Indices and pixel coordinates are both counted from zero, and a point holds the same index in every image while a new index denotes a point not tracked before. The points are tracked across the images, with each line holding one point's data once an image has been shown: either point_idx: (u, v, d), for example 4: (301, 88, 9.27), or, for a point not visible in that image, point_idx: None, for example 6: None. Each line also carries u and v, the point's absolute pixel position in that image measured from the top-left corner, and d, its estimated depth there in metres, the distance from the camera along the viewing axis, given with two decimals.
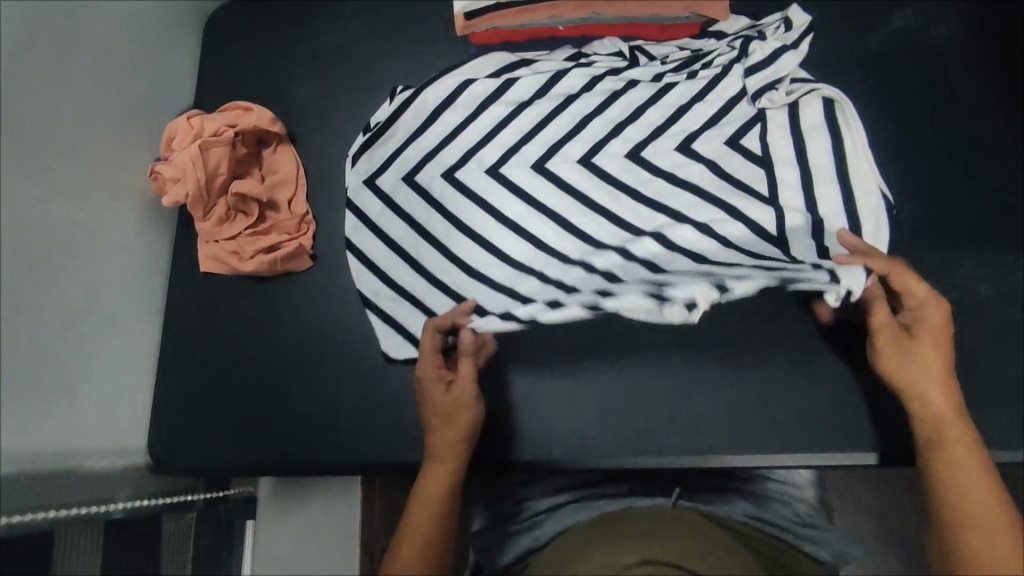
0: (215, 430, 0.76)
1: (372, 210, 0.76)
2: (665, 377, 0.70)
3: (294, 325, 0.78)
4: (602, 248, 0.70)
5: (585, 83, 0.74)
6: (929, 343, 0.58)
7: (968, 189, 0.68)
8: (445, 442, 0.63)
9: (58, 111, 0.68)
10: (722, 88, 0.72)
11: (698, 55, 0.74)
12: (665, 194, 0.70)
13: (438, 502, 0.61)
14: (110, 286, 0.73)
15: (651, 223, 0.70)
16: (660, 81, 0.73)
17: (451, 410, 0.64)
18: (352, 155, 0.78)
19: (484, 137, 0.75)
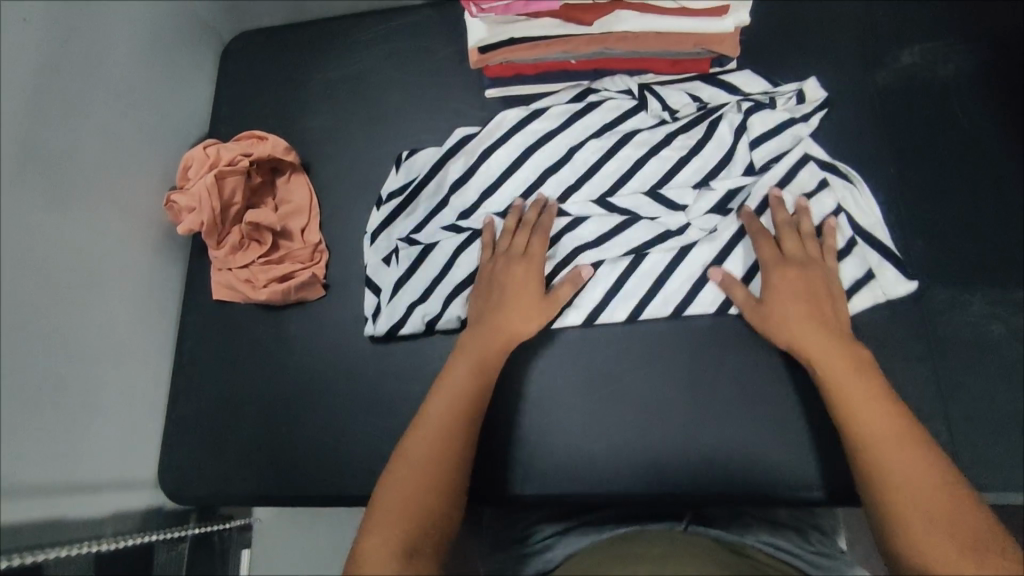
0: (220, 461, 0.76)
1: (387, 294, 0.76)
2: (683, 414, 0.67)
3: (305, 353, 0.78)
4: (604, 301, 0.71)
5: (599, 148, 0.74)
6: (790, 294, 0.63)
7: (977, 224, 0.69)
8: (466, 362, 0.64)
9: (74, 145, 0.69)
10: (736, 161, 0.72)
11: (708, 111, 0.74)
12: (668, 268, 0.70)
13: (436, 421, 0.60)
14: (118, 315, 0.73)
15: (661, 301, 0.70)
16: (670, 140, 0.74)
17: (503, 321, 0.66)
18: (373, 231, 0.79)
19: (499, 209, 0.75)
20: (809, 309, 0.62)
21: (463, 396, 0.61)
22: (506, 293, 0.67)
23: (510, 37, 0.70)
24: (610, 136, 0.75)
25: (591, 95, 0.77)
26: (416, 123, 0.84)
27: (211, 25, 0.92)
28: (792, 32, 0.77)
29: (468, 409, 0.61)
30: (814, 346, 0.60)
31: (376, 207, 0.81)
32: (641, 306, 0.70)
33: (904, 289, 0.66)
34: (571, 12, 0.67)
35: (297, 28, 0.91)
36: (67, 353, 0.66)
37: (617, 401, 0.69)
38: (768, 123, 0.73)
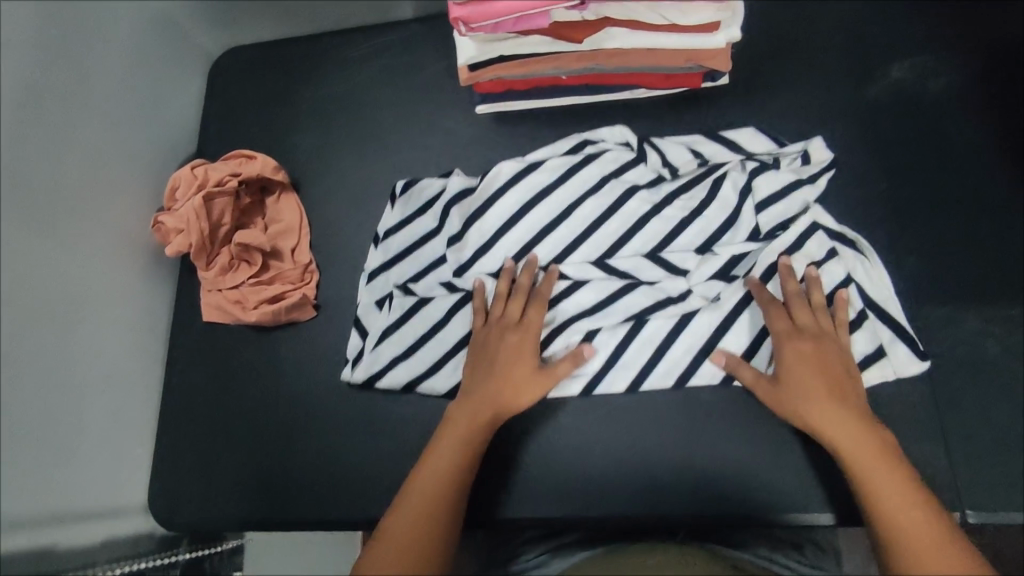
0: (211, 487, 0.76)
1: (372, 341, 0.75)
2: (674, 432, 0.68)
3: (297, 376, 0.77)
4: (602, 372, 0.70)
5: (599, 207, 0.73)
6: (797, 367, 0.61)
7: (970, 240, 0.68)
8: (454, 437, 0.63)
9: (59, 169, 0.68)
10: (740, 224, 0.71)
11: (709, 168, 0.73)
12: (668, 338, 0.69)
13: (422, 502, 0.59)
14: (106, 339, 0.72)
15: (662, 371, 0.69)
16: (668, 200, 0.73)
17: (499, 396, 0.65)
18: (369, 272, 0.78)
19: (496, 268, 0.74)
20: (820, 384, 0.60)
21: (450, 468, 0.61)
22: (500, 364, 0.66)
23: (499, 55, 0.70)
24: (607, 194, 0.74)
25: (589, 148, 0.76)
26: (406, 141, 0.83)
27: (197, 42, 0.91)
28: (783, 48, 0.77)
29: (458, 489, 0.60)
30: (822, 424, 0.58)
31: (372, 247, 0.80)
32: (640, 377, 0.69)
33: (915, 368, 0.64)
34: (561, 30, 0.66)
35: (285, 45, 0.90)
36: (52, 382, 0.65)
37: (608, 426, 0.69)
38: (774, 185, 0.71)
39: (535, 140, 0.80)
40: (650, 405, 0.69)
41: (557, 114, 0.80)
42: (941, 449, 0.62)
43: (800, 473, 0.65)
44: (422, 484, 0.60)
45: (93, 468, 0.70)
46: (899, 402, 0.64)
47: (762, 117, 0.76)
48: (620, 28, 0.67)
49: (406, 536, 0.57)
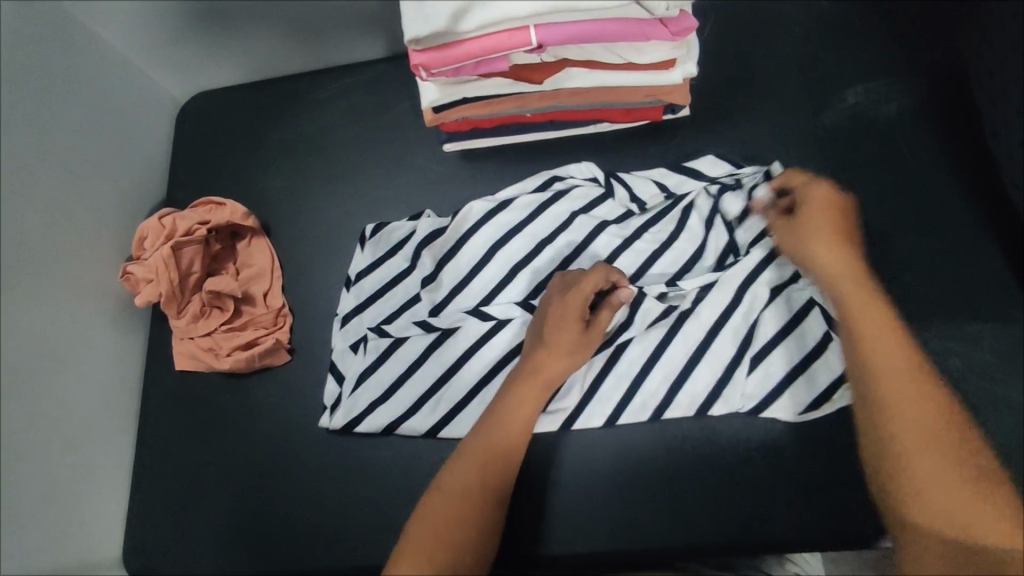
0: (188, 538, 0.75)
1: (349, 387, 0.75)
2: (648, 463, 0.69)
3: (273, 422, 0.77)
4: (579, 406, 0.70)
5: (570, 243, 0.75)
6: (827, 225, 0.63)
7: (931, 260, 0.70)
8: (481, 443, 0.61)
9: (27, 224, 0.68)
10: (709, 255, 0.73)
11: (676, 203, 0.75)
12: (643, 370, 0.70)
13: (444, 512, 0.57)
14: (78, 393, 0.72)
15: (639, 405, 0.70)
16: (637, 233, 0.74)
17: (542, 378, 0.65)
18: (342, 316, 0.78)
19: (471, 306, 0.75)
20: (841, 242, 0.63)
21: (495, 438, 0.61)
22: (546, 334, 0.65)
23: (463, 96, 0.70)
24: (580, 229, 0.75)
25: (558, 184, 0.78)
26: (377, 181, 0.84)
27: (164, 88, 0.91)
28: (740, 78, 0.79)
29: (498, 476, 0.59)
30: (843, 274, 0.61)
31: (344, 290, 0.80)
32: (617, 411, 0.70)
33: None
34: (521, 72, 0.67)
35: (251, 89, 0.91)
36: (18, 440, 0.64)
37: (583, 463, 0.70)
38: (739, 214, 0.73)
39: (502, 176, 0.81)
40: (629, 437, 0.70)
41: (523, 150, 0.82)
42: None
43: (776, 497, 0.66)
44: (440, 495, 0.58)
45: (61, 527, 0.68)
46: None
47: (723, 146, 0.77)
48: (579, 69, 0.68)
49: (445, 508, 0.57)
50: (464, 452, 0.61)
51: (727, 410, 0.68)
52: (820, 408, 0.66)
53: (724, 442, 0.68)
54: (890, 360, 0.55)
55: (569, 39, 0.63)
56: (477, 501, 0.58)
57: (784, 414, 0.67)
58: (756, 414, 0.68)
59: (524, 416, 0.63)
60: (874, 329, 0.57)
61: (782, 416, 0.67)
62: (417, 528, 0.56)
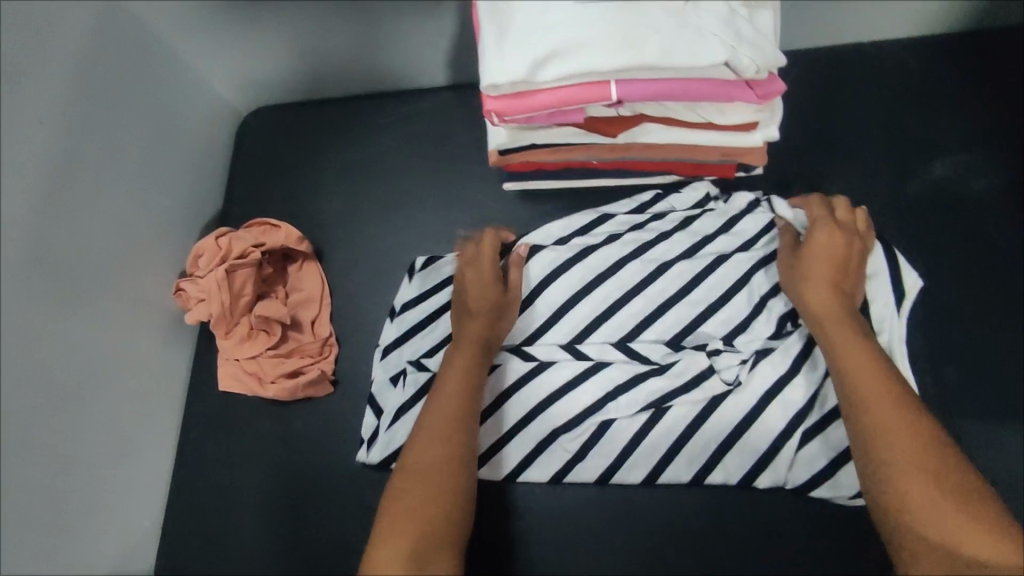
0: (224, 559, 0.75)
1: (387, 420, 0.73)
2: (693, 535, 0.68)
3: (313, 453, 0.76)
4: (620, 457, 0.69)
5: (621, 288, 0.72)
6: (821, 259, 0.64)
7: (1008, 354, 0.68)
8: (431, 434, 0.61)
9: (90, 242, 0.69)
10: (765, 319, 0.70)
11: (725, 255, 0.72)
12: (689, 430, 0.68)
13: (413, 497, 0.57)
14: (125, 410, 0.72)
15: (681, 465, 0.68)
16: (688, 280, 0.72)
17: (467, 337, 0.67)
18: (384, 346, 0.77)
19: (513, 343, 0.72)
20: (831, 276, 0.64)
21: (449, 401, 0.63)
22: (462, 298, 0.70)
23: (531, 143, 0.68)
24: (631, 274, 0.72)
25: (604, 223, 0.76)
26: (434, 214, 0.83)
27: (226, 100, 0.91)
28: (820, 138, 0.76)
29: (457, 438, 0.61)
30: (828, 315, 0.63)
31: (387, 320, 0.79)
32: (658, 468, 0.69)
33: None
34: (595, 123, 0.65)
35: (314, 107, 0.90)
36: (62, 463, 0.64)
37: (626, 528, 0.69)
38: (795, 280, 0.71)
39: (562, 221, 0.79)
40: (667, 493, 0.69)
41: (585, 195, 0.80)
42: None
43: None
44: (406, 482, 0.58)
45: (101, 544, 0.69)
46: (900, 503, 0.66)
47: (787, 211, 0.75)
48: (655, 124, 0.66)
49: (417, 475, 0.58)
50: (418, 443, 0.60)
51: (772, 483, 0.68)
52: None
53: (758, 517, 0.68)
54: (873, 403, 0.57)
55: (650, 97, 0.60)
56: (443, 480, 0.58)
57: (831, 496, 0.66)
58: (803, 490, 0.67)
59: (467, 394, 0.64)
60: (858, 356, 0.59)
61: (829, 495, 0.67)
62: (391, 515, 0.56)
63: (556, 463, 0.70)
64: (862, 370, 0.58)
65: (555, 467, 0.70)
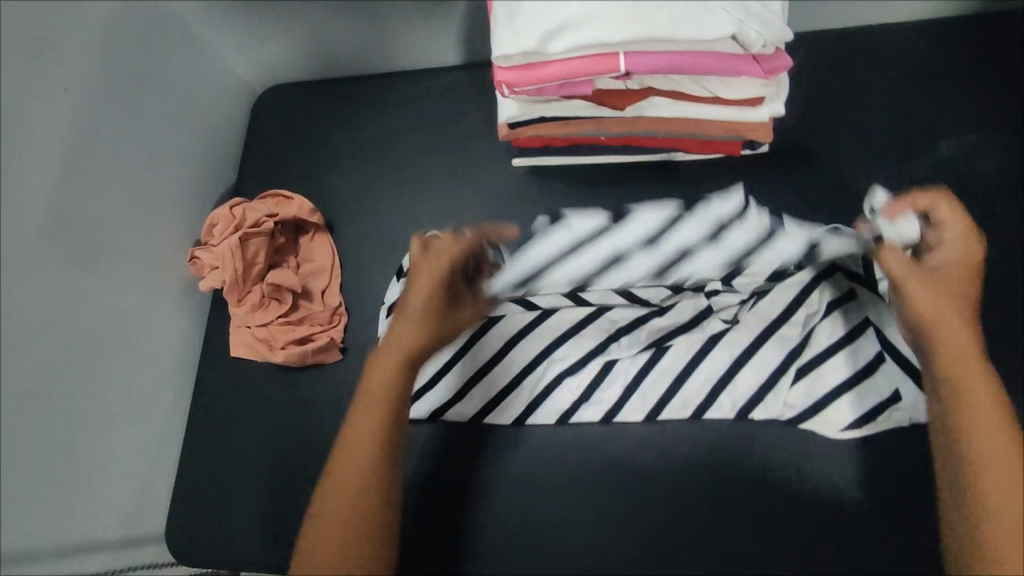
0: (230, 522, 0.77)
1: None
2: (687, 510, 0.66)
3: (320, 419, 0.78)
4: (623, 397, 0.71)
5: (620, 240, 0.77)
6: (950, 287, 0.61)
7: (1012, 331, 0.68)
8: (363, 439, 0.58)
9: (110, 208, 0.71)
10: (761, 265, 0.74)
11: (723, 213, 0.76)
12: (688, 366, 0.71)
13: (339, 512, 0.56)
14: (138, 373, 0.74)
15: (680, 403, 0.69)
16: (686, 233, 0.76)
17: (412, 328, 0.62)
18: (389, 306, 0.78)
19: (518, 299, 0.76)
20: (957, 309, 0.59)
21: (383, 414, 0.59)
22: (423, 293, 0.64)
23: (541, 115, 0.70)
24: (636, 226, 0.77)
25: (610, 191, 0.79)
26: (442, 188, 0.84)
27: (242, 77, 0.93)
28: (827, 117, 0.77)
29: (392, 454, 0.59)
30: (948, 334, 0.58)
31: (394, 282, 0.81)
32: (659, 405, 0.70)
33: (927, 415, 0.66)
34: (603, 97, 0.66)
35: (327, 84, 0.92)
36: (78, 419, 0.66)
37: (620, 501, 0.67)
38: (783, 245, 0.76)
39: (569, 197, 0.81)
40: (665, 433, 0.69)
41: (592, 172, 0.81)
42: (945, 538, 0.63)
43: (811, 555, 0.63)
44: (335, 497, 0.57)
45: (114, 502, 0.71)
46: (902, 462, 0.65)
47: (786, 199, 0.76)
48: (663, 98, 0.67)
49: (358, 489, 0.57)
50: (350, 447, 0.58)
51: (767, 417, 0.68)
52: (860, 427, 0.66)
53: (764, 490, 0.66)
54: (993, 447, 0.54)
55: (659, 69, 0.61)
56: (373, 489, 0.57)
57: (821, 429, 0.67)
58: (795, 425, 0.68)
59: (401, 393, 0.60)
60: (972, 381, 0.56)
61: (825, 432, 0.67)
62: (320, 530, 0.56)
63: (564, 406, 0.71)
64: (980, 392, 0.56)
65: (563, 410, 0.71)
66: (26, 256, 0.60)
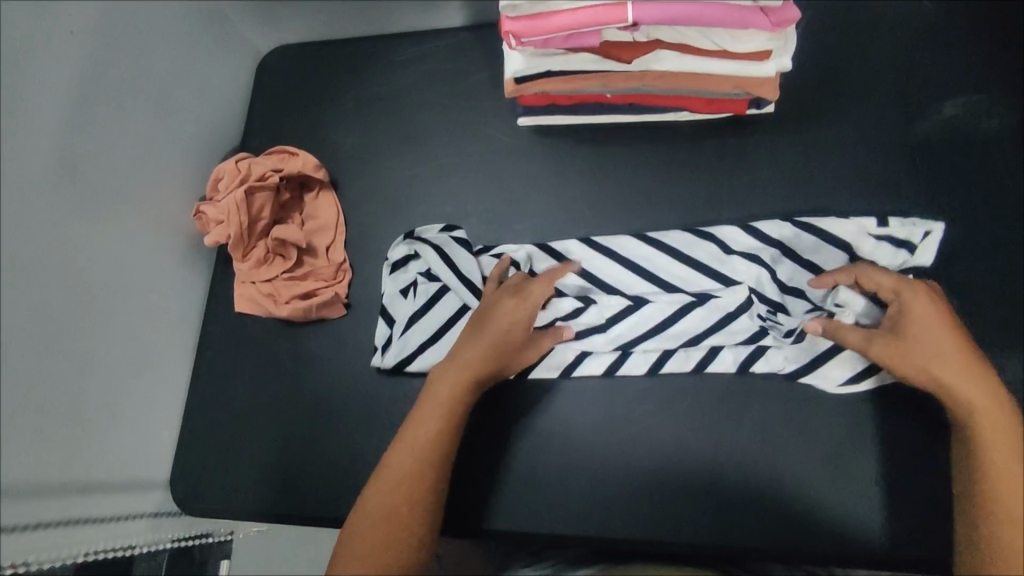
0: (237, 473, 0.77)
1: (399, 329, 0.76)
2: (691, 458, 0.68)
3: (325, 373, 0.78)
4: (623, 352, 0.72)
5: (620, 198, 0.78)
6: (928, 328, 0.60)
7: (1015, 288, 0.69)
8: (402, 456, 0.61)
9: (117, 158, 0.71)
10: (753, 231, 0.72)
11: (723, 169, 0.77)
12: (687, 323, 0.71)
13: (382, 526, 0.58)
14: (146, 324, 0.74)
15: (679, 358, 0.70)
16: (684, 193, 0.77)
17: (471, 364, 0.65)
18: (393, 262, 0.79)
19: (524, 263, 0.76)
20: (949, 345, 0.59)
21: (423, 447, 0.61)
22: (496, 326, 0.67)
23: (548, 69, 0.70)
24: (638, 186, 0.78)
25: (618, 152, 0.80)
26: (447, 147, 0.84)
27: (247, 37, 0.93)
28: (832, 79, 0.77)
29: (423, 485, 0.60)
30: (946, 373, 0.59)
31: (399, 240, 0.81)
32: (659, 361, 0.71)
33: None
34: (610, 49, 0.66)
35: (332, 44, 0.92)
36: (88, 365, 0.66)
37: (630, 448, 0.69)
38: (792, 209, 0.74)
39: (574, 156, 0.81)
40: (664, 387, 0.70)
41: (597, 132, 0.81)
42: (944, 485, 0.65)
43: (809, 503, 0.66)
44: (374, 510, 0.59)
45: (123, 451, 0.71)
46: (898, 414, 0.67)
47: (792, 158, 0.76)
48: (671, 52, 0.67)
49: (389, 510, 0.59)
50: (387, 470, 0.61)
51: (767, 370, 0.69)
52: (861, 380, 0.67)
53: (770, 442, 0.68)
54: (1001, 456, 0.56)
55: (667, 19, 0.61)
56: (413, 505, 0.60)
57: (819, 383, 0.68)
58: (794, 379, 0.68)
59: (453, 422, 0.63)
60: (983, 407, 0.57)
61: (822, 385, 0.68)
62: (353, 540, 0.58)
63: (567, 361, 0.72)
64: (991, 424, 0.57)
65: (566, 365, 0.72)
66: (33, 198, 0.61)
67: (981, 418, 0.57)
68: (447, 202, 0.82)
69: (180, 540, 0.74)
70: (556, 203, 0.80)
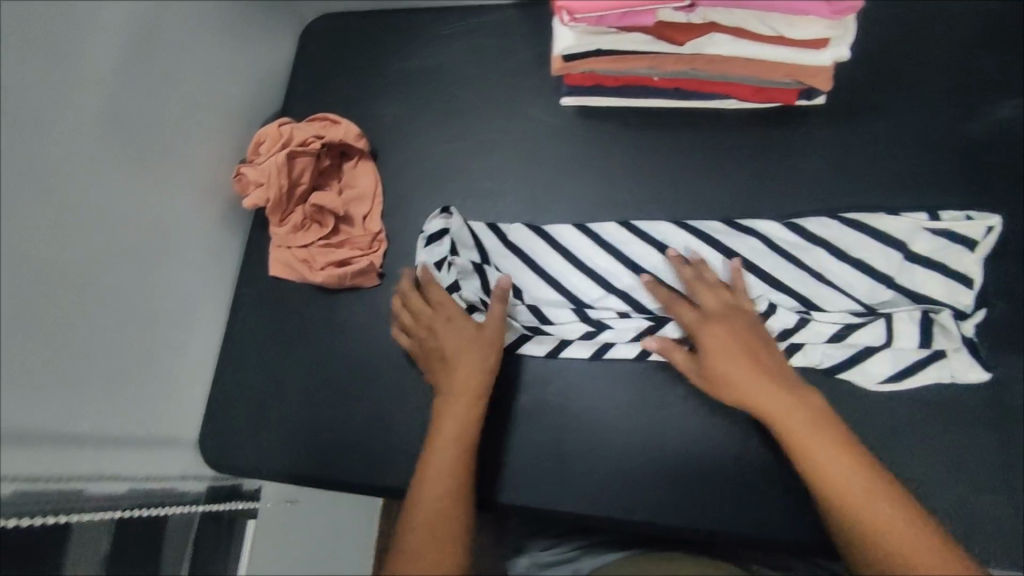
0: (265, 433, 0.78)
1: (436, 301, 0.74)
2: (721, 446, 0.68)
3: (356, 340, 0.79)
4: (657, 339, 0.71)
5: (661, 184, 0.78)
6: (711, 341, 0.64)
7: None
8: (433, 475, 0.62)
9: (164, 115, 0.71)
10: (795, 228, 0.72)
11: (767, 160, 0.76)
12: None
13: (431, 535, 0.59)
14: (184, 281, 0.75)
15: None
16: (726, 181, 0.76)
17: (454, 389, 0.67)
18: (430, 235, 0.77)
19: (563, 244, 0.76)
20: (741, 357, 0.62)
21: (447, 460, 0.63)
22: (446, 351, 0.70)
23: (597, 48, 0.69)
24: (681, 171, 0.77)
25: (660, 137, 0.79)
26: (488, 123, 0.84)
27: None
28: (884, 74, 0.75)
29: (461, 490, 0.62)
30: (748, 389, 0.61)
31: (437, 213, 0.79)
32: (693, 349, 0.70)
33: (972, 377, 0.66)
34: (662, 29, 0.65)
35: (377, 15, 0.92)
36: (129, 317, 0.67)
37: (659, 432, 0.69)
38: (836, 204, 0.73)
39: (616, 138, 0.80)
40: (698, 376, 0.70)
41: (640, 116, 0.80)
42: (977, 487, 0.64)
43: None
44: (422, 523, 0.59)
45: (157, 404, 0.72)
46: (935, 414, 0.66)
47: (840, 150, 0.74)
48: (725, 35, 0.66)
49: (434, 519, 0.60)
50: (421, 489, 0.62)
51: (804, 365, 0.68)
52: (901, 380, 0.66)
53: None
54: (824, 457, 0.55)
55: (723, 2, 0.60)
56: (451, 507, 0.61)
57: (858, 381, 0.67)
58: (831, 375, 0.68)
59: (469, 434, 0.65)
60: (784, 416, 0.58)
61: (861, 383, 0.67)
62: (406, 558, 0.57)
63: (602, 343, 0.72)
64: (794, 431, 0.57)
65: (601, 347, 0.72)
66: (85, 149, 0.62)
67: (781, 424, 0.58)
68: (485, 178, 0.82)
69: (210, 505, 0.75)
70: (596, 184, 0.79)
